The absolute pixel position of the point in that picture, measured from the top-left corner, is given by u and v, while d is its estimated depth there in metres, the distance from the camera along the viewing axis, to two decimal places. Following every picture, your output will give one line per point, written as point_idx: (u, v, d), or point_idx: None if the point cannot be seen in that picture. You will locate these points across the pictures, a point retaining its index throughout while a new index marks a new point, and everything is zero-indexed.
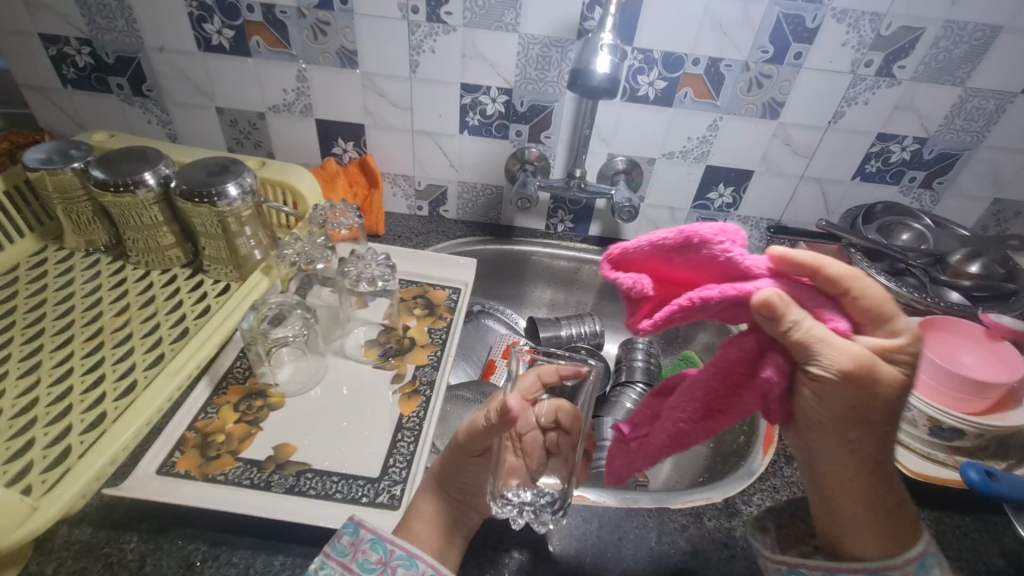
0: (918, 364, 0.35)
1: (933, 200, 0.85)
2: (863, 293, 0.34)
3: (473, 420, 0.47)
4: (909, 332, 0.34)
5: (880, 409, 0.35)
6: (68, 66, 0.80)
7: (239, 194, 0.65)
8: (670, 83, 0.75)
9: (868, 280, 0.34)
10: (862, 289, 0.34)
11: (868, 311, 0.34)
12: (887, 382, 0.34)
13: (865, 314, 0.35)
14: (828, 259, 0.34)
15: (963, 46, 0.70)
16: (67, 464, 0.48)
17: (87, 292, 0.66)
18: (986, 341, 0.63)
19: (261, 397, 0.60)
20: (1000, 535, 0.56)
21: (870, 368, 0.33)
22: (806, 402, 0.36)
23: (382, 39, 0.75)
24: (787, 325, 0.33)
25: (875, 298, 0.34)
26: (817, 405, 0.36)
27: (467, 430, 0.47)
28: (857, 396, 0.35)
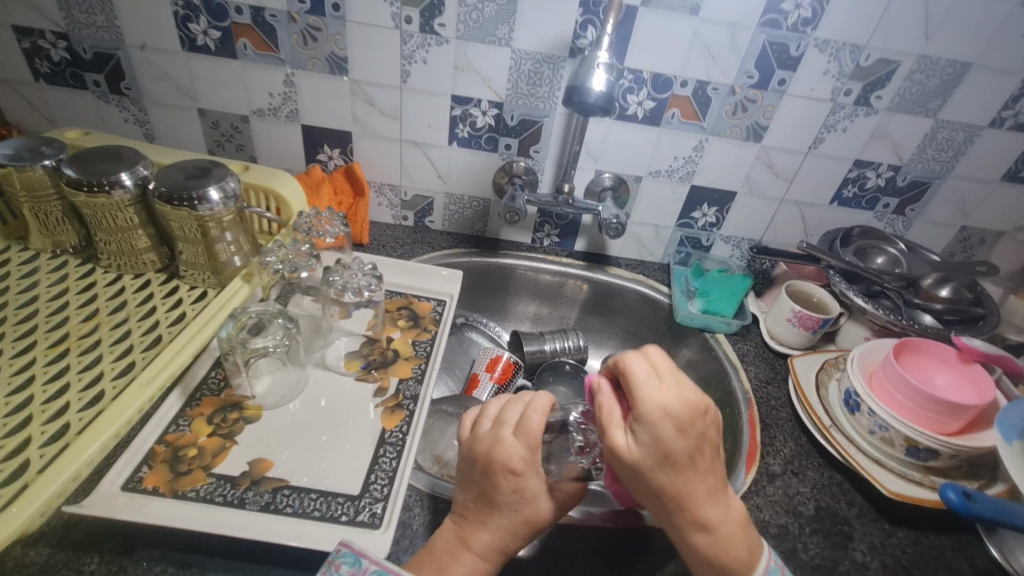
0: (642, 426, 0.41)
1: (906, 226, 0.88)
2: (642, 389, 0.41)
3: (508, 451, 0.48)
4: (665, 400, 0.41)
5: (680, 481, 0.43)
6: (41, 60, 0.77)
7: (221, 199, 0.63)
8: (659, 103, 0.76)
9: (645, 389, 0.41)
10: (646, 392, 0.41)
11: (639, 412, 0.41)
12: (657, 473, 0.42)
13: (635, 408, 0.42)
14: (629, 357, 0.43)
15: (935, 80, 0.73)
16: (24, 480, 0.45)
17: (53, 296, 0.63)
18: (958, 363, 0.65)
19: (236, 408, 0.58)
20: (972, 554, 0.58)
21: (662, 438, 0.41)
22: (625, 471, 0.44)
23: (373, 47, 0.74)
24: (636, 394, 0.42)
25: (644, 378, 0.42)
26: (626, 472, 0.44)
27: (501, 460, 0.47)
28: (618, 466, 0.43)
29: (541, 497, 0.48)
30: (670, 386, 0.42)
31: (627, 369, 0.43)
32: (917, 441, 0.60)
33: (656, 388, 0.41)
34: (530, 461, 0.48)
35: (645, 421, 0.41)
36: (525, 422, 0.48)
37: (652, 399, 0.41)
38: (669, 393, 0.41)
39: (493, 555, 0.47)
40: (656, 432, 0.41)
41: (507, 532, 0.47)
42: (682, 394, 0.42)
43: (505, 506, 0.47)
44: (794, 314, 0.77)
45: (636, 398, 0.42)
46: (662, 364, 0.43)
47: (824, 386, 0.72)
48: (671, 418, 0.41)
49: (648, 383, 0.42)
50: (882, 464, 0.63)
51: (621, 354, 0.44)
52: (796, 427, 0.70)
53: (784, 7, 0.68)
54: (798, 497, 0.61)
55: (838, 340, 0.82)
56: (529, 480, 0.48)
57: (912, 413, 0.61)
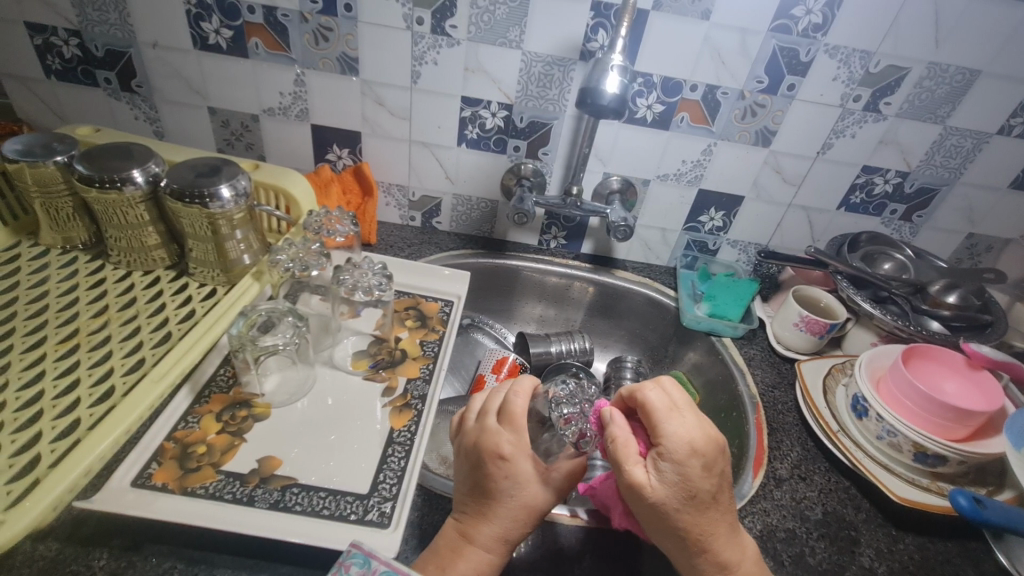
0: (666, 463, 0.42)
1: (913, 232, 0.88)
2: (665, 425, 0.42)
3: (493, 438, 0.48)
4: (691, 437, 0.42)
5: (701, 520, 0.43)
6: (53, 57, 0.77)
7: (232, 197, 0.64)
8: (668, 107, 0.77)
9: (670, 423, 0.42)
10: (670, 426, 0.42)
11: (664, 449, 0.42)
12: (679, 512, 0.42)
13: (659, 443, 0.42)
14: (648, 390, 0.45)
15: (945, 87, 0.73)
16: (35, 474, 0.45)
17: (62, 291, 0.63)
18: (965, 368, 0.66)
19: (245, 406, 0.58)
20: (980, 560, 0.58)
21: (687, 475, 0.41)
22: (643, 509, 0.43)
23: (384, 48, 0.75)
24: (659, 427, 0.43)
25: (666, 410, 0.43)
26: (645, 511, 0.43)
27: (488, 445, 0.48)
28: (638, 504, 0.43)
29: (534, 481, 0.47)
30: (691, 418, 0.43)
31: (646, 400, 0.44)
32: (925, 446, 0.60)
33: (679, 421, 0.42)
34: (519, 446, 0.48)
35: (670, 456, 0.41)
36: (508, 407, 0.50)
37: (677, 433, 0.42)
38: (695, 429, 0.42)
39: (494, 546, 0.46)
40: (682, 469, 0.41)
41: (506, 521, 0.47)
42: (704, 425, 0.43)
43: (500, 493, 0.47)
44: (801, 318, 0.78)
45: (660, 432, 0.42)
46: (681, 399, 0.45)
47: (831, 391, 0.72)
48: (697, 452, 0.41)
49: (671, 415, 0.43)
50: (890, 469, 0.63)
51: (637, 386, 0.46)
52: (802, 432, 0.70)
53: (795, 13, 0.68)
54: (805, 501, 0.61)
55: (845, 346, 0.82)
56: (519, 463, 0.47)
57: (920, 419, 0.61)
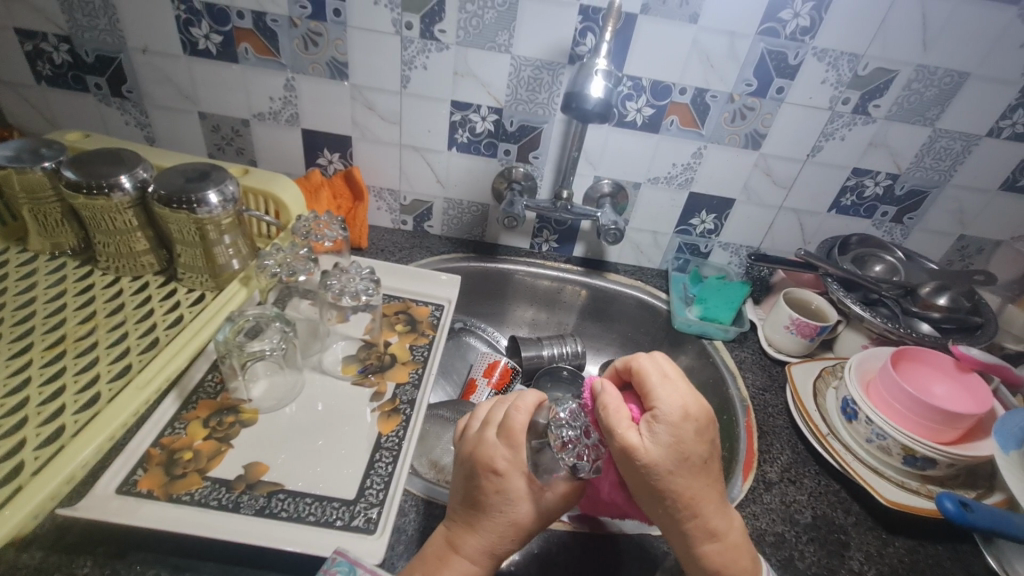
0: (663, 426, 0.41)
1: (904, 234, 0.88)
2: (661, 391, 0.43)
3: (488, 453, 0.46)
4: (685, 402, 0.42)
5: (695, 486, 0.42)
6: (43, 62, 0.77)
7: (220, 202, 0.64)
8: (658, 110, 0.77)
9: (665, 392, 0.43)
10: (666, 392, 0.43)
11: (661, 413, 0.42)
12: (674, 478, 0.41)
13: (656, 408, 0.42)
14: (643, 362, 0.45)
15: (933, 89, 0.73)
16: (18, 482, 0.45)
17: (50, 297, 0.63)
18: (955, 371, 0.65)
19: (232, 412, 0.57)
20: (969, 564, 0.58)
21: (682, 438, 0.41)
22: (637, 475, 0.42)
23: (374, 52, 0.75)
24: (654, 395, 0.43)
25: (660, 377, 0.44)
26: (637, 478, 0.42)
27: (483, 460, 0.46)
28: (631, 466, 0.42)
29: (525, 499, 0.46)
30: (684, 384, 0.44)
31: (641, 368, 0.45)
32: (913, 448, 0.60)
33: (672, 387, 0.43)
34: (515, 464, 0.46)
35: (666, 418, 0.41)
36: (507, 421, 0.47)
37: (671, 398, 0.42)
38: (690, 396, 0.43)
39: (479, 559, 0.46)
40: (678, 431, 0.41)
41: (492, 535, 0.46)
42: (695, 393, 0.43)
43: (490, 508, 0.46)
44: (791, 321, 0.78)
45: (657, 396, 0.43)
46: (671, 369, 0.45)
47: (822, 394, 0.72)
48: (693, 415, 0.42)
49: (665, 381, 0.44)
50: (880, 473, 0.63)
51: (631, 357, 0.47)
52: (793, 435, 0.69)
53: (783, 16, 0.69)
54: (795, 505, 0.61)
55: (836, 348, 0.82)
56: (512, 482, 0.46)
57: (909, 421, 0.61)
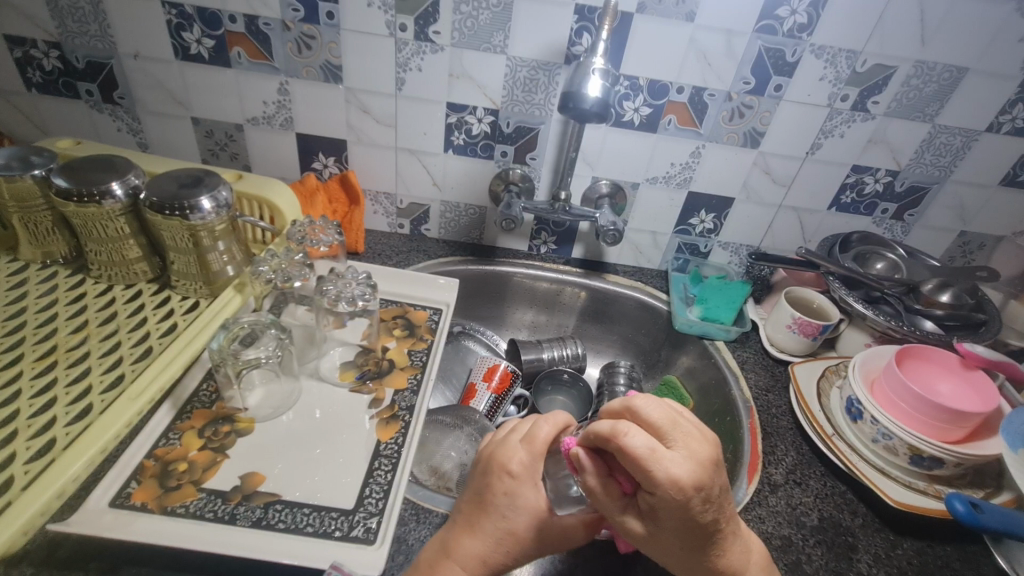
0: (666, 507, 0.36)
1: (904, 231, 0.88)
2: (655, 472, 0.35)
3: (502, 454, 0.47)
4: (687, 479, 0.35)
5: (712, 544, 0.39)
6: (33, 69, 0.76)
7: (213, 208, 0.63)
8: (655, 109, 0.76)
9: (661, 471, 0.35)
10: (662, 472, 0.35)
11: (662, 496, 0.35)
12: (687, 542, 0.38)
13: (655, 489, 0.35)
14: (625, 432, 0.36)
15: (932, 85, 0.73)
16: (7, 498, 0.44)
17: (41, 307, 0.62)
18: (959, 369, 0.65)
19: (228, 421, 0.56)
20: (979, 565, 0.57)
21: (688, 512, 0.36)
22: (645, 542, 0.40)
23: (368, 55, 0.74)
24: (648, 477, 0.35)
25: (650, 453, 0.35)
26: (648, 544, 0.40)
27: (496, 460, 0.47)
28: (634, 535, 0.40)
29: (533, 511, 0.45)
30: (681, 450, 0.36)
31: (625, 447, 0.36)
32: (919, 448, 0.59)
33: (670, 461, 0.35)
34: (530, 470, 0.46)
35: (666, 502, 0.35)
36: (534, 431, 0.47)
37: (669, 479, 0.35)
38: (691, 464, 0.35)
39: (471, 564, 0.44)
40: (681, 510, 0.36)
41: (490, 540, 0.44)
42: (695, 455, 0.36)
43: (494, 510, 0.45)
44: (793, 320, 0.77)
45: (651, 474, 0.35)
46: (665, 425, 0.37)
47: (826, 394, 0.71)
48: (698, 490, 0.35)
49: (659, 457, 0.35)
50: (887, 474, 0.62)
51: (611, 430, 0.37)
52: (798, 436, 0.69)
53: (780, 13, 0.68)
54: (801, 507, 0.60)
55: (839, 347, 0.81)
56: (522, 492, 0.45)
57: (915, 421, 0.60)
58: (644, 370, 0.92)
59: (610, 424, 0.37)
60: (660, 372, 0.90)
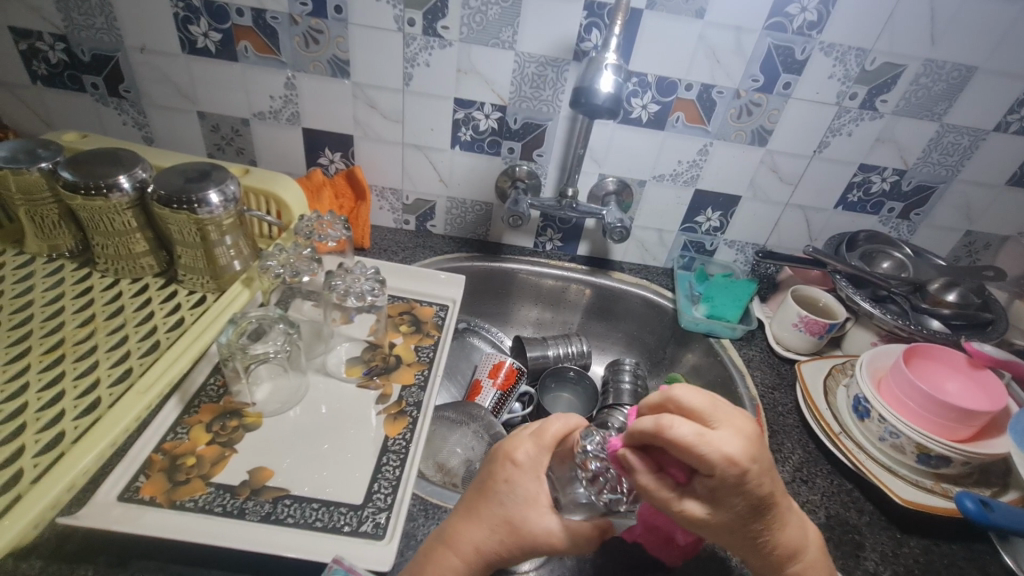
0: (729, 486, 0.33)
1: (910, 230, 0.88)
2: (711, 454, 0.32)
3: (509, 446, 0.47)
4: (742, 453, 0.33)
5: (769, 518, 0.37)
6: (39, 62, 0.76)
7: (221, 202, 0.62)
8: (663, 107, 0.76)
9: (716, 451, 0.32)
10: (717, 452, 0.32)
11: (723, 476, 0.33)
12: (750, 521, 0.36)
13: (715, 472, 0.33)
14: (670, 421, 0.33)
15: (941, 84, 0.73)
16: (17, 491, 0.44)
17: (48, 300, 0.61)
18: (967, 368, 0.65)
19: (236, 416, 0.56)
20: (986, 563, 0.57)
21: (751, 486, 0.34)
22: (709, 531, 0.37)
23: (376, 50, 0.74)
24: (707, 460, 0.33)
25: (699, 436, 0.33)
26: (712, 534, 0.38)
27: (502, 451, 0.47)
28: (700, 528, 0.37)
29: (532, 503, 0.44)
30: (729, 428, 0.34)
31: (676, 437, 0.33)
32: (927, 446, 0.59)
33: (721, 438, 0.33)
34: (535, 461, 0.46)
35: (727, 482, 0.33)
36: (544, 425, 0.47)
37: (727, 459, 0.32)
38: (739, 437, 0.33)
39: (468, 553, 0.44)
40: (743, 488, 0.33)
41: (488, 527, 0.44)
42: (742, 430, 0.34)
43: (493, 497, 0.45)
44: (800, 319, 0.77)
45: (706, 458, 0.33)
46: (705, 406, 0.35)
47: (832, 392, 0.71)
48: (753, 463, 0.33)
49: (709, 438, 0.33)
50: (894, 472, 0.62)
51: (655, 426, 0.34)
52: (804, 434, 0.69)
53: (790, 11, 0.68)
54: (808, 505, 0.60)
55: (845, 346, 0.81)
56: (522, 483, 0.45)
57: (923, 420, 0.60)
58: (649, 367, 0.92)
59: (654, 419, 0.34)
60: (665, 370, 0.90)
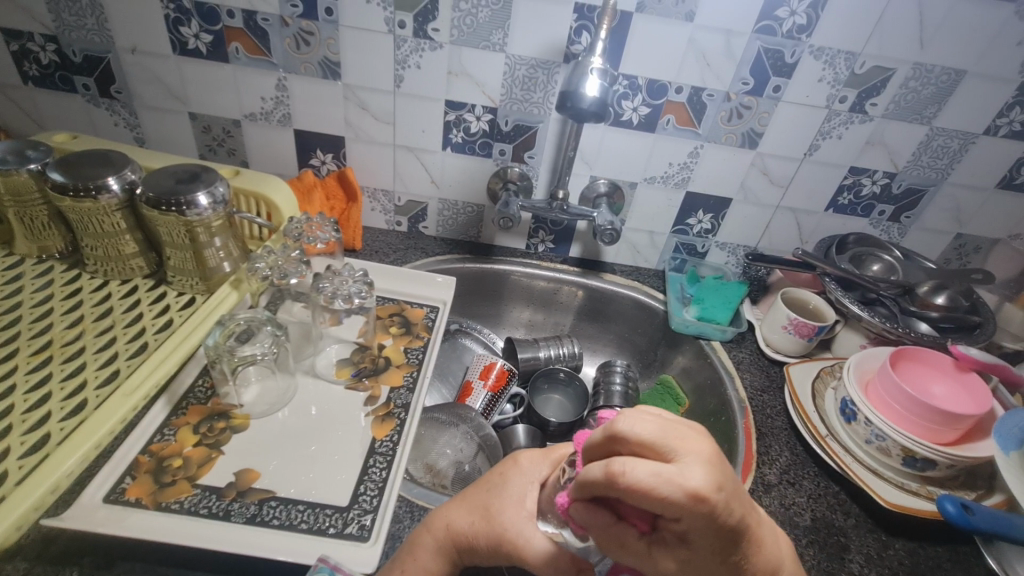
0: (698, 529, 0.29)
1: (901, 233, 0.88)
2: (673, 499, 0.28)
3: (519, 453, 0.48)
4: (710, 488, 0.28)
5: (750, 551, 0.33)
6: (30, 62, 0.76)
7: (210, 204, 0.63)
8: (653, 109, 0.76)
9: (679, 493, 0.28)
10: (680, 495, 0.28)
11: (690, 520, 0.29)
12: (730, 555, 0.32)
13: (678, 517, 0.29)
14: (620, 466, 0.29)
15: (930, 87, 0.73)
16: (1, 492, 0.44)
17: (37, 302, 0.62)
18: (953, 371, 0.65)
19: (223, 418, 0.56)
20: (970, 565, 0.57)
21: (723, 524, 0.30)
22: None
23: (367, 51, 0.74)
24: (668, 507, 0.28)
25: (656, 477, 0.29)
26: None
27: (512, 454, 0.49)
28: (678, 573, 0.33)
29: (517, 502, 0.44)
30: (689, 459, 0.30)
31: (631, 484, 0.29)
32: (912, 449, 0.59)
33: (685, 472, 0.29)
34: (536, 466, 0.46)
35: (697, 525, 0.29)
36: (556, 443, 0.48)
37: (691, 500, 0.28)
38: (705, 469, 0.29)
39: (440, 532, 0.46)
40: (716, 527, 0.30)
41: (465, 509, 0.46)
42: (701, 455, 0.30)
43: (484, 486, 0.47)
44: (789, 321, 0.77)
45: (670, 503, 0.28)
46: (663, 438, 0.31)
47: (820, 395, 0.71)
48: (721, 495, 0.29)
49: (667, 478, 0.28)
50: (880, 474, 0.62)
51: (606, 476, 0.30)
52: (792, 437, 0.69)
53: (779, 14, 0.68)
54: (794, 507, 0.60)
55: (835, 348, 0.81)
56: (514, 481, 0.46)
57: (908, 423, 0.60)
58: (641, 369, 0.93)
59: (603, 467, 0.30)
60: (656, 372, 0.91)
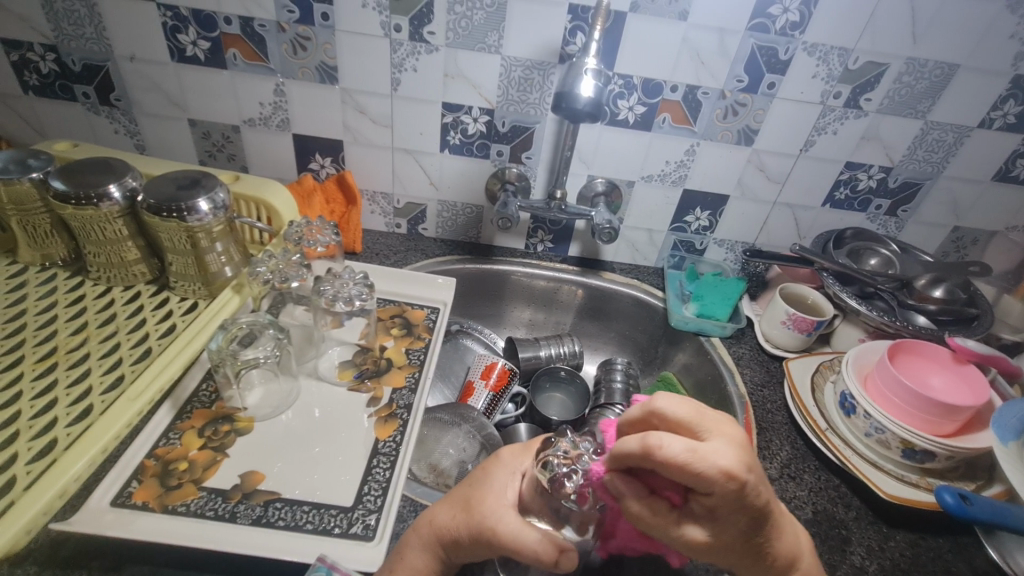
0: (727, 501, 0.33)
1: (898, 227, 0.88)
2: (707, 473, 0.32)
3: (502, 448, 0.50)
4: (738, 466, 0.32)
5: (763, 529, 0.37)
6: (30, 72, 0.76)
7: (211, 209, 0.63)
8: (649, 108, 0.77)
9: (711, 466, 0.32)
10: (712, 469, 0.32)
11: (719, 493, 0.33)
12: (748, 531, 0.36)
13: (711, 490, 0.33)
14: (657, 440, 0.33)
15: (924, 82, 0.73)
16: (10, 497, 0.45)
17: (41, 309, 0.62)
18: (951, 363, 0.65)
19: (227, 421, 0.57)
20: (971, 555, 0.58)
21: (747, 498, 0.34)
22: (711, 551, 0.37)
23: (364, 55, 0.74)
24: (703, 482, 0.32)
25: (691, 453, 0.32)
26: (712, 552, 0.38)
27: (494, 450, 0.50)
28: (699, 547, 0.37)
29: (497, 492, 0.44)
30: (718, 438, 0.34)
31: (667, 458, 0.32)
32: (911, 441, 0.60)
33: (717, 452, 0.32)
34: (516, 458, 0.47)
35: (727, 498, 0.33)
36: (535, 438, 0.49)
37: (723, 476, 0.32)
38: (733, 449, 0.33)
39: (426, 533, 0.46)
40: (742, 501, 0.33)
41: (448, 504, 0.46)
42: (730, 437, 0.34)
43: (467, 480, 0.48)
44: (788, 316, 0.77)
45: (703, 474, 0.32)
46: (696, 418, 0.35)
47: (820, 389, 0.72)
48: (750, 473, 0.33)
49: (703, 455, 0.32)
50: (880, 466, 0.63)
51: (641, 449, 0.33)
52: (792, 431, 0.69)
53: (772, 11, 0.68)
54: (795, 501, 0.61)
55: (834, 343, 0.82)
56: (496, 472, 0.46)
57: (907, 415, 0.61)
58: (641, 366, 0.93)
59: (640, 441, 0.34)
60: (656, 369, 0.91)
